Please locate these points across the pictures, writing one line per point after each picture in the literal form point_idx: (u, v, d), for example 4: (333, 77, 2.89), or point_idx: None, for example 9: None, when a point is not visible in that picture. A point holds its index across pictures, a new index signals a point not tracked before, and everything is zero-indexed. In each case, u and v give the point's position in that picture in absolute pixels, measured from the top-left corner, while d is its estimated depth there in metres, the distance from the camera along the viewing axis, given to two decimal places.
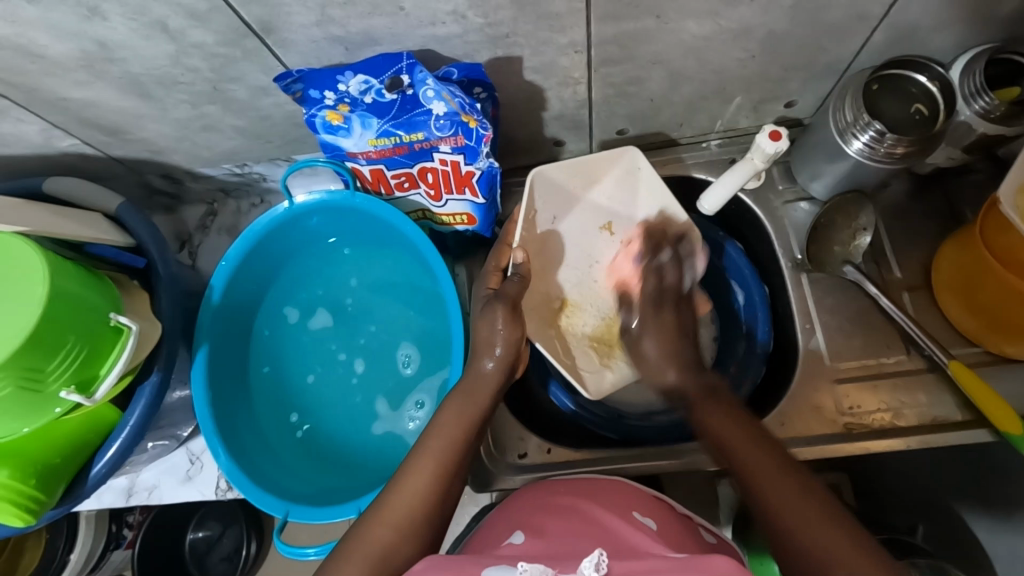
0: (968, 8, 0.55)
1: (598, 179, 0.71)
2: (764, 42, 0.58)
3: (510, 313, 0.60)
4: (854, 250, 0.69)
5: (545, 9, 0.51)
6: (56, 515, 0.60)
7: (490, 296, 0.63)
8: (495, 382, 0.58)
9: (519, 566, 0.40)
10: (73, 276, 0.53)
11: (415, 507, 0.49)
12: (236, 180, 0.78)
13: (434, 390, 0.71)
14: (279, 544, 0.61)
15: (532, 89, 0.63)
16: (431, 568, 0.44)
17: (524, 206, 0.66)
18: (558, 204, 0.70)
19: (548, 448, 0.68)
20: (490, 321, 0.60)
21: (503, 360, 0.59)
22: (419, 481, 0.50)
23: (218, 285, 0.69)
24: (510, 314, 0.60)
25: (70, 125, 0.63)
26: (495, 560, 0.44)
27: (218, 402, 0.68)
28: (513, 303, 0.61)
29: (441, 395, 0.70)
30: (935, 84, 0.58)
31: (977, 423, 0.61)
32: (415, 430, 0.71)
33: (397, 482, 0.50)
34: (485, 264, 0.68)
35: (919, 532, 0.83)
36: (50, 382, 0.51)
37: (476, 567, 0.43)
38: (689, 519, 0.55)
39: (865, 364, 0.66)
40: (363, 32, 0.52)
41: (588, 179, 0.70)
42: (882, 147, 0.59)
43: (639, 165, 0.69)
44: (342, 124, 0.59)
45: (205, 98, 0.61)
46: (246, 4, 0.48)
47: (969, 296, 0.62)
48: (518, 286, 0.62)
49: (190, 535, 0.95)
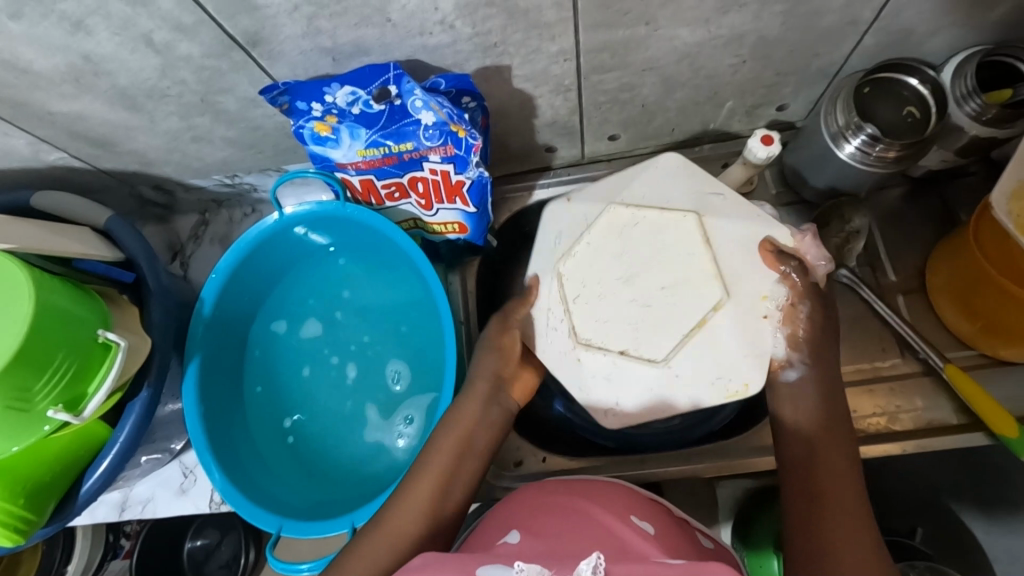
0: (962, 11, 0.55)
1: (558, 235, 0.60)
2: (756, 47, 0.58)
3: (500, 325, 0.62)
4: (848, 253, 0.68)
5: (535, 18, 0.50)
6: (47, 534, 0.59)
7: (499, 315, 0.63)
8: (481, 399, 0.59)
9: (515, 565, 0.40)
10: (59, 291, 0.52)
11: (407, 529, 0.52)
12: (228, 191, 0.78)
13: (423, 407, 0.71)
14: (272, 560, 0.61)
15: (523, 96, 0.62)
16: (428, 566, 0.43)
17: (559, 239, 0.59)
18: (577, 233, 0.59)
19: (543, 457, 0.69)
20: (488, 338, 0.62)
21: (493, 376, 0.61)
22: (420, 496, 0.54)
23: (207, 298, 0.69)
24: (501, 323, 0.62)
25: (59, 138, 0.62)
26: (491, 559, 0.43)
27: (211, 417, 0.68)
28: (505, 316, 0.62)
29: (430, 416, 0.69)
30: (927, 86, 0.58)
31: (972, 427, 0.61)
32: (403, 447, 0.70)
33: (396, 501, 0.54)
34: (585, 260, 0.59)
35: (918, 533, 0.79)
36: (38, 401, 0.51)
37: (471, 566, 0.42)
38: (685, 522, 0.54)
39: (859, 368, 0.66)
40: (353, 42, 0.52)
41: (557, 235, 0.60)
42: (874, 152, 0.59)
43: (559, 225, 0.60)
44: (331, 135, 0.59)
45: (195, 110, 0.60)
46: (233, 17, 0.48)
47: (964, 300, 0.62)
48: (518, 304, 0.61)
49: (189, 543, 0.92)
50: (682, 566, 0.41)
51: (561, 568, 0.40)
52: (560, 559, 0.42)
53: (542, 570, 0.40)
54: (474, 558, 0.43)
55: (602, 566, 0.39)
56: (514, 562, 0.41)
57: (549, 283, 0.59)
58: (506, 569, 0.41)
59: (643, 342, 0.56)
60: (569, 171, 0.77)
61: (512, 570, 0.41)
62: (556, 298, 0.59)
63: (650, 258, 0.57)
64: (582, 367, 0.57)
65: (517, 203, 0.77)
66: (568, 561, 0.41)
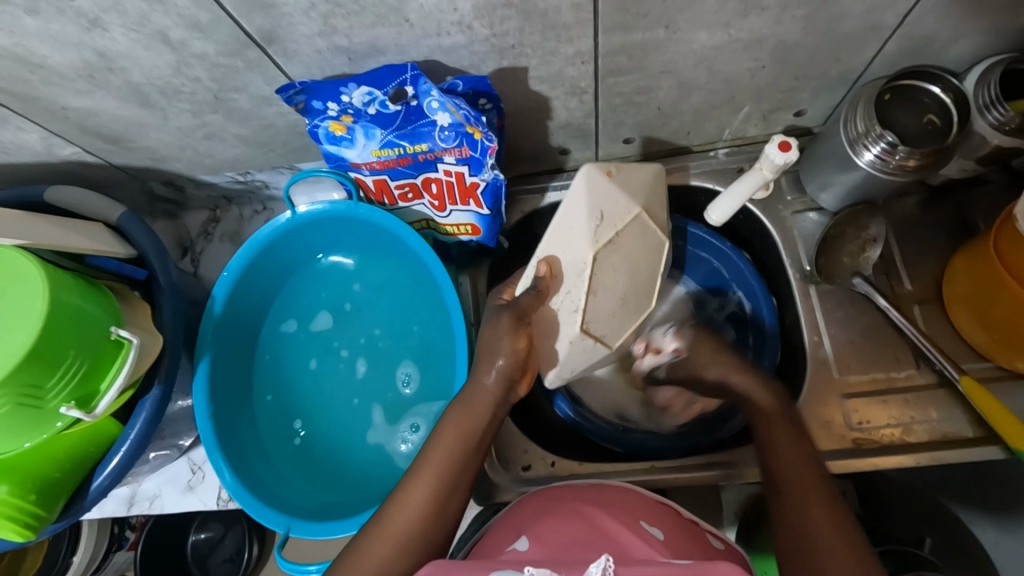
0: (987, 17, 0.54)
1: (597, 219, 0.57)
2: (776, 52, 0.57)
3: (515, 323, 0.57)
4: (863, 261, 0.67)
5: (553, 20, 0.50)
6: (57, 529, 0.60)
7: (502, 305, 0.59)
8: (491, 397, 0.57)
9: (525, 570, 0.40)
10: (73, 289, 0.52)
11: (413, 519, 0.49)
12: (239, 187, 0.77)
13: (430, 414, 0.70)
14: (281, 560, 0.61)
15: (538, 98, 0.62)
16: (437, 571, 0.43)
17: (587, 228, 0.57)
18: (611, 229, 0.57)
19: (552, 461, 0.68)
20: (495, 330, 0.57)
21: (504, 371, 0.57)
22: (424, 488, 0.51)
23: (219, 296, 0.69)
24: (518, 320, 0.57)
25: (72, 133, 0.62)
26: (501, 566, 0.43)
27: (220, 415, 0.68)
28: (521, 314, 0.57)
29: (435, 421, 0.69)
30: (949, 95, 0.57)
31: (988, 440, 0.60)
32: (406, 454, 0.70)
33: (398, 498, 0.51)
34: (613, 269, 0.57)
35: (928, 542, 0.78)
36: (50, 399, 0.51)
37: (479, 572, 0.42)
38: (694, 524, 0.53)
39: (873, 379, 0.65)
40: (369, 42, 0.51)
41: (595, 218, 0.57)
42: (893, 160, 0.58)
43: (600, 211, 0.57)
44: (345, 134, 0.59)
45: (208, 107, 0.60)
46: (249, 15, 0.48)
47: (981, 312, 0.61)
48: (534, 300, 0.57)
49: (191, 536, 0.94)
50: (689, 566, 0.41)
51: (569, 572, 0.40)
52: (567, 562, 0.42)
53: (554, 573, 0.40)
54: (480, 566, 0.43)
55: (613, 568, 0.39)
56: (524, 568, 0.41)
57: (570, 267, 0.57)
58: None
59: (606, 333, 0.59)
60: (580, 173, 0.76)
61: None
62: (573, 286, 0.57)
63: (642, 266, 0.59)
64: (566, 349, 0.58)
65: (529, 204, 0.77)
66: (576, 564, 0.41)
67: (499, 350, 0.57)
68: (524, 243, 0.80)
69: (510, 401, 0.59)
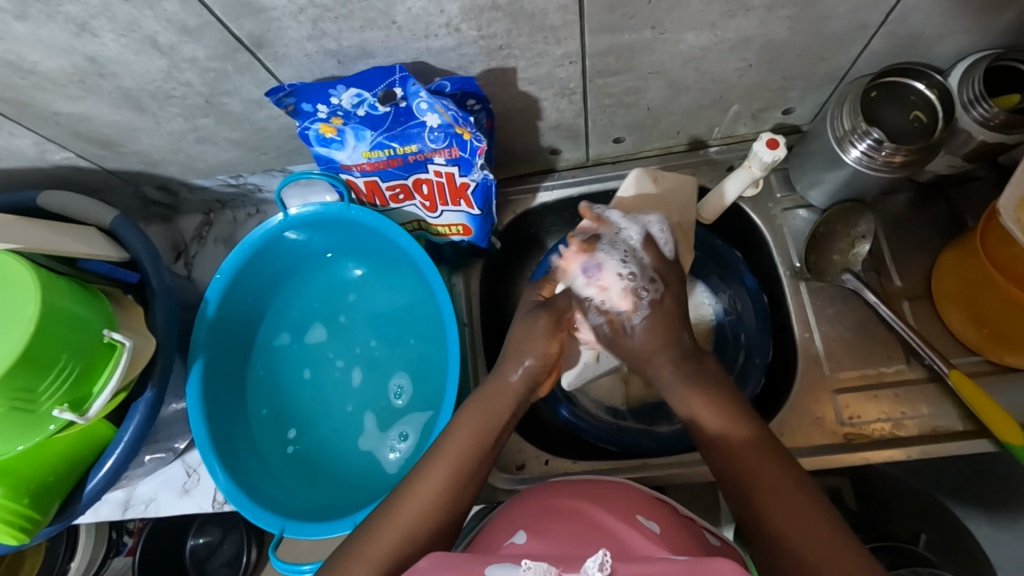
0: (970, 14, 0.54)
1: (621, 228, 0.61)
2: (763, 52, 0.57)
3: (551, 326, 0.57)
4: (853, 258, 0.68)
5: (541, 22, 0.50)
6: (52, 532, 0.60)
7: (539, 303, 0.60)
8: (507, 398, 0.55)
9: (522, 564, 0.40)
10: (65, 292, 0.52)
11: (423, 514, 0.48)
12: (232, 191, 0.78)
13: (420, 424, 0.70)
14: (275, 561, 0.61)
15: (527, 99, 0.62)
16: (436, 565, 0.42)
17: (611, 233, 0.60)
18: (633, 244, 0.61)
19: (546, 460, 0.69)
20: (530, 327, 0.57)
21: (531, 371, 0.56)
22: (432, 484, 0.50)
23: (213, 298, 0.69)
24: (554, 324, 0.57)
25: (65, 138, 0.63)
26: (499, 559, 0.42)
27: (214, 417, 0.68)
28: (559, 317, 0.58)
29: (424, 434, 0.69)
30: (934, 91, 0.58)
31: (978, 434, 0.61)
32: (392, 462, 0.69)
33: (408, 488, 0.50)
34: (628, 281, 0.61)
35: (923, 539, 0.79)
36: (42, 402, 0.51)
37: (478, 567, 0.41)
38: (689, 520, 0.53)
39: (864, 374, 0.65)
40: (358, 45, 0.52)
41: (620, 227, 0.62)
42: (880, 157, 0.58)
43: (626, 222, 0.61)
44: (336, 136, 0.59)
45: (200, 111, 0.60)
46: (238, 20, 0.48)
47: (970, 307, 0.61)
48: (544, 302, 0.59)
49: (190, 541, 0.93)
50: (687, 562, 0.40)
51: (567, 567, 0.40)
52: (566, 559, 0.42)
53: (549, 567, 0.39)
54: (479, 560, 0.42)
55: (609, 563, 0.39)
56: (521, 561, 0.41)
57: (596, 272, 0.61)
58: (513, 567, 0.41)
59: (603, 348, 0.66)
60: (572, 173, 0.77)
61: (519, 569, 0.40)
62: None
63: None
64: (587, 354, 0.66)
65: (522, 205, 0.77)
66: (574, 561, 0.41)
67: (528, 352, 0.56)
68: (516, 243, 0.81)
69: (531, 403, 0.58)
